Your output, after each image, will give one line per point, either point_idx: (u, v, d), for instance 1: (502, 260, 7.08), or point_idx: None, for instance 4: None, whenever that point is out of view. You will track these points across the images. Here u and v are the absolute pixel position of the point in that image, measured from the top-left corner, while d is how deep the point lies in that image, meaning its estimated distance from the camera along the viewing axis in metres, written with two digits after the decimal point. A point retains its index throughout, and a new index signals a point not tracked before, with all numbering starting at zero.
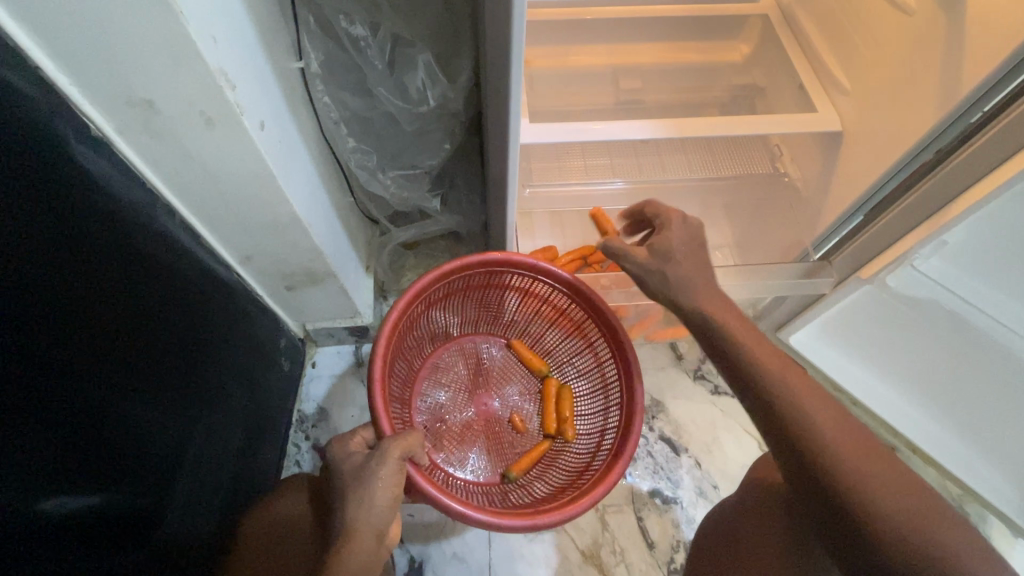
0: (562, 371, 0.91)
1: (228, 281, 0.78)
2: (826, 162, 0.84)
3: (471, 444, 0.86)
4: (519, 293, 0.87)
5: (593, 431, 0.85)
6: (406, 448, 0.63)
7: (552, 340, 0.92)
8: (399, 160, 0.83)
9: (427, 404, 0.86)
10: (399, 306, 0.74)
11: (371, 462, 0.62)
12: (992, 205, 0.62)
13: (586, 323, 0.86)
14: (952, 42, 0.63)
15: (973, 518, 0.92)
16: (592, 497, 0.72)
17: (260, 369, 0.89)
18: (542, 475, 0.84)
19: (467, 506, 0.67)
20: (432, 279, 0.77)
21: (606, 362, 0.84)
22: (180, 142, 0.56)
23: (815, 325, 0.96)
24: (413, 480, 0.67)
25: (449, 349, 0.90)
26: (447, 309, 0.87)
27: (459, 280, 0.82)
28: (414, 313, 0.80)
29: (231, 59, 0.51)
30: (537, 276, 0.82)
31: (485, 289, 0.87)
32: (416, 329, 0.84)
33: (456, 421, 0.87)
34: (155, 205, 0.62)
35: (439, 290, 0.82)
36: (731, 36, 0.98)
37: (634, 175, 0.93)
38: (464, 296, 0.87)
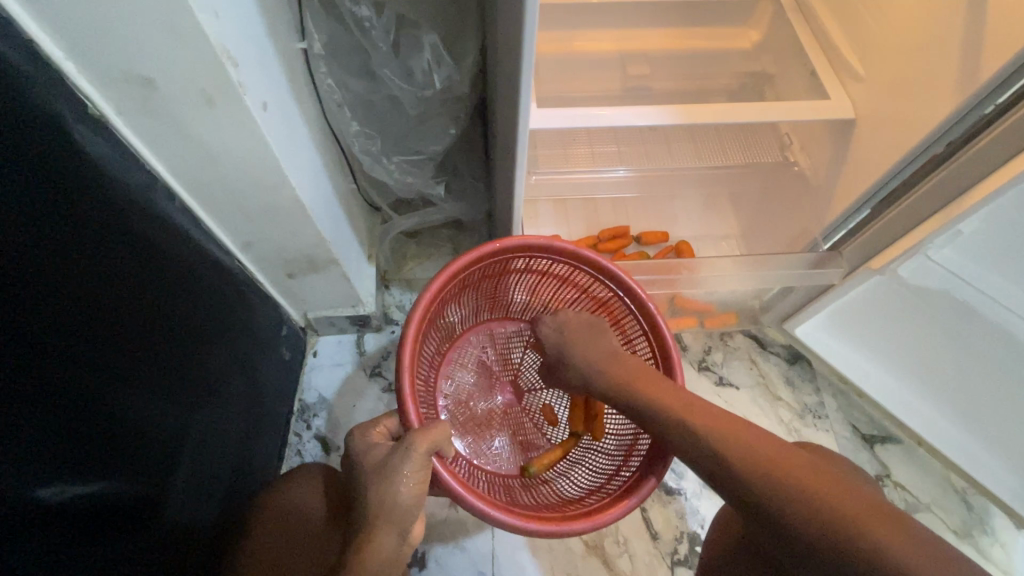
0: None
1: (229, 268, 0.76)
2: (837, 150, 0.82)
3: (495, 431, 0.87)
4: (554, 281, 0.85)
5: (622, 432, 0.83)
6: (433, 444, 0.61)
7: None
8: (403, 145, 0.81)
9: (453, 390, 0.87)
10: (431, 292, 0.72)
11: (395, 457, 0.61)
12: (1011, 194, 0.61)
13: (626, 320, 0.83)
14: (973, 27, 0.61)
15: (976, 510, 0.92)
16: (622, 507, 0.70)
17: (260, 358, 0.88)
18: (568, 472, 0.83)
19: (491, 506, 0.66)
20: (465, 266, 0.75)
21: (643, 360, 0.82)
22: (181, 121, 0.54)
23: (822, 316, 0.95)
24: (437, 474, 0.66)
25: (477, 334, 0.90)
26: (478, 294, 0.86)
27: (489, 266, 0.80)
28: (446, 297, 0.78)
29: (234, 36, 0.49)
30: (570, 264, 0.80)
31: (520, 275, 0.85)
32: (445, 312, 0.82)
33: (480, 407, 0.88)
34: (154, 188, 0.60)
35: (472, 275, 0.80)
36: (741, 20, 0.96)
37: (641, 162, 0.92)
38: (497, 283, 0.85)
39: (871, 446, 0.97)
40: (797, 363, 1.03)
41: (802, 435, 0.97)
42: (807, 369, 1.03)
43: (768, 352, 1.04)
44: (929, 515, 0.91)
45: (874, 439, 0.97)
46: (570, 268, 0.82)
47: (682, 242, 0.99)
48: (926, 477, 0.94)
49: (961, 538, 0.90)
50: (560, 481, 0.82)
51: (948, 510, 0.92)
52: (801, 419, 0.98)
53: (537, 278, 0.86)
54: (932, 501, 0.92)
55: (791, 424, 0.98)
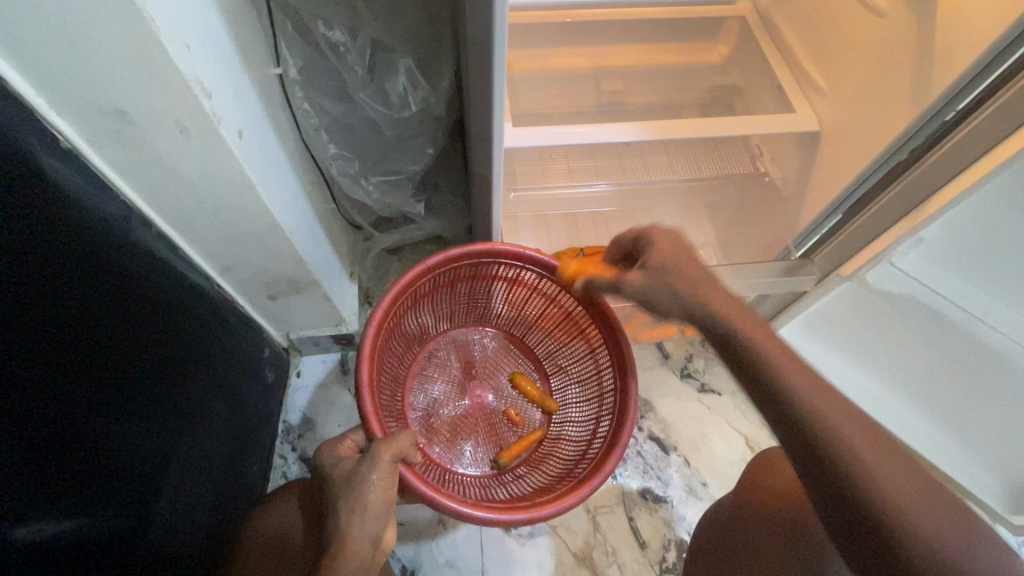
0: (555, 360, 0.91)
1: (208, 293, 0.76)
2: (805, 161, 0.85)
3: (466, 437, 0.86)
4: (509, 283, 0.86)
5: (586, 422, 0.84)
6: (398, 450, 0.62)
7: (544, 331, 0.91)
8: (381, 166, 0.82)
9: (421, 401, 0.87)
10: (387, 300, 0.72)
11: (361, 466, 0.61)
12: (968, 201, 0.64)
13: (580, 309, 0.84)
14: (926, 42, 0.64)
15: None
16: (589, 487, 0.71)
17: (243, 381, 0.88)
18: (541, 465, 0.84)
19: (463, 503, 0.66)
20: (418, 272, 0.76)
21: (600, 349, 0.83)
22: (154, 151, 0.54)
23: (799, 321, 0.98)
24: (407, 481, 0.66)
25: (440, 343, 0.90)
26: (436, 303, 0.87)
27: (448, 271, 0.81)
28: (402, 308, 0.79)
29: (207, 67, 0.50)
30: (525, 264, 0.81)
31: (476, 280, 0.86)
32: (406, 324, 0.83)
33: (450, 415, 0.87)
34: (130, 217, 0.60)
35: (427, 284, 0.81)
36: (710, 37, 0.99)
37: (618, 177, 0.94)
38: (453, 291, 0.86)
39: None
40: None
41: None
42: None
43: None
44: None
45: None
46: (525, 270, 0.83)
47: (662, 253, 1.01)
48: None
49: None
50: (535, 474, 0.83)
51: None
52: None
53: (491, 283, 0.87)
54: None
55: None
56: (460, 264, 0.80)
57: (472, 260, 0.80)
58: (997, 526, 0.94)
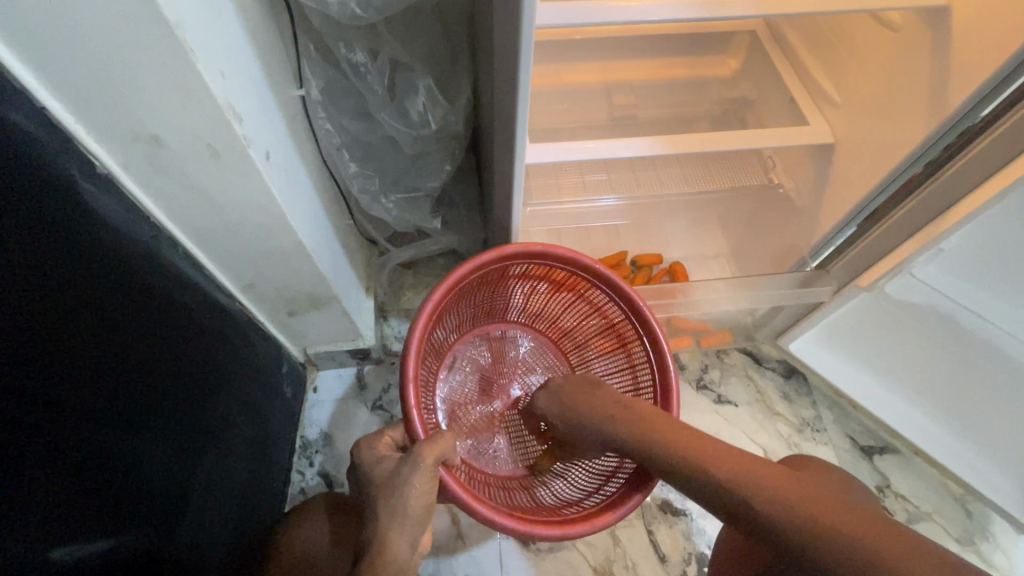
0: (590, 367, 0.91)
1: (231, 311, 0.77)
2: (818, 172, 0.85)
3: (493, 432, 0.87)
4: (550, 286, 0.87)
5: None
6: (440, 454, 0.61)
7: (580, 338, 0.91)
8: (401, 183, 0.83)
9: (451, 392, 0.87)
10: (433, 301, 0.72)
11: (403, 469, 0.60)
12: (990, 212, 0.64)
13: (620, 320, 0.84)
14: (939, 55, 0.64)
15: (975, 516, 0.94)
16: (623, 507, 0.71)
17: (262, 397, 0.88)
18: (565, 473, 0.83)
19: (495, 511, 0.66)
20: (468, 273, 0.75)
21: (641, 363, 0.83)
22: (185, 173, 0.55)
23: (814, 332, 0.98)
24: (446, 483, 0.65)
25: (475, 338, 0.91)
26: (476, 302, 0.87)
27: (492, 272, 0.80)
28: (446, 307, 0.79)
29: (238, 91, 0.51)
30: (569, 271, 0.81)
31: (517, 282, 0.85)
32: (446, 319, 0.83)
33: (478, 408, 0.88)
34: (159, 238, 0.61)
35: (470, 285, 0.80)
36: (720, 50, 1.00)
37: (631, 189, 0.96)
38: (495, 290, 0.86)
39: (870, 458, 0.99)
40: (792, 378, 1.06)
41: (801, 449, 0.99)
42: (802, 383, 1.05)
43: (763, 368, 1.07)
44: (931, 524, 0.93)
45: (872, 450, 0.99)
46: (568, 275, 0.83)
47: (676, 264, 1.01)
48: (926, 487, 0.96)
49: (963, 546, 0.92)
50: (558, 482, 0.82)
51: (949, 519, 0.94)
52: (800, 433, 1.01)
53: (532, 285, 0.87)
54: (933, 509, 0.94)
55: (790, 438, 1.00)
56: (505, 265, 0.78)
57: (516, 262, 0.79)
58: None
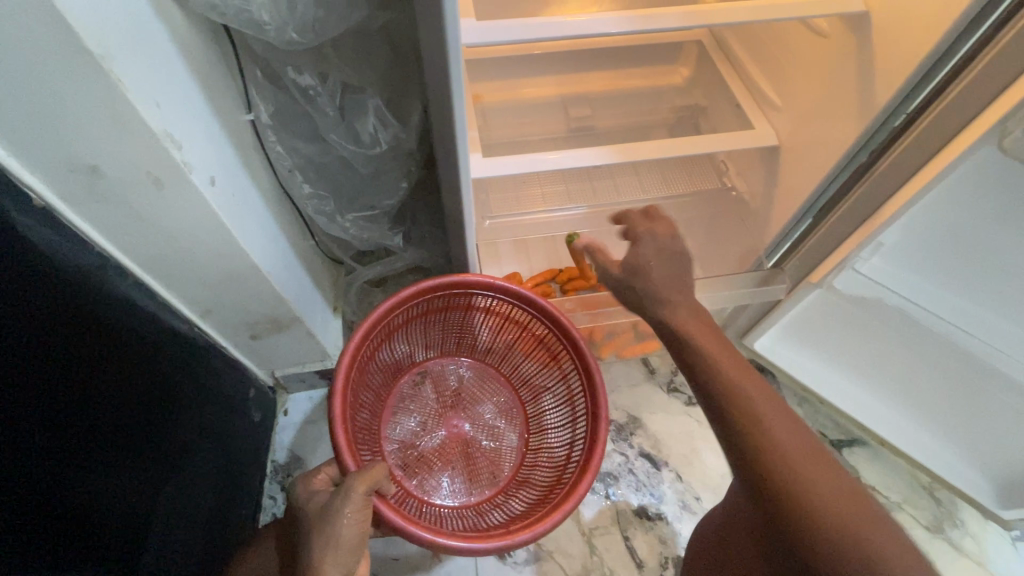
0: (532, 390, 0.90)
1: (189, 337, 0.76)
2: (768, 174, 0.87)
3: (443, 467, 0.84)
4: (479, 315, 0.88)
5: (560, 449, 0.84)
6: (372, 483, 0.62)
7: (518, 358, 0.91)
8: (357, 202, 0.83)
9: (397, 433, 0.85)
10: (356, 339, 0.74)
11: (335, 500, 0.60)
12: (921, 204, 0.67)
13: (550, 338, 0.86)
14: (864, 58, 0.67)
15: (944, 503, 0.95)
16: (561, 511, 0.72)
17: (227, 423, 0.86)
18: (516, 493, 0.84)
19: (438, 533, 0.66)
20: (389, 308, 0.77)
21: (571, 374, 0.85)
22: (127, 202, 0.55)
23: (778, 330, 0.99)
24: (380, 512, 0.66)
25: (414, 374, 0.89)
26: (408, 336, 0.87)
27: (417, 306, 0.82)
28: (373, 344, 0.80)
29: (176, 119, 0.51)
30: (494, 295, 0.83)
31: (444, 314, 0.87)
32: (379, 357, 0.83)
33: (427, 445, 0.85)
34: (106, 267, 0.61)
35: (396, 319, 0.82)
36: (671, 60, 1.03)
37: (590, 200, 0.95)
38: (426, 323, 0.87)
39: (839, 451, 1.00)
40: (761, 376, 1.07)
41: None
42: (771, 381, 1.07)
43: None
44: (901, 514, 0.94)
45: (841, 443, 1.01)
46: (494, 300, 0.85)
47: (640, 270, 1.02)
48: (895, 477, 0.98)
49: (933, 534, 0.93)
50: (510, 501, 0.83)
51: (918, 508, 0.95)
52: None
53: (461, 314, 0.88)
54: (902, 500, 0.96)
55: None
56: (428, 297, 0.81)
57: (440, 294, 0.82)
58: (991, 523, 0.95)
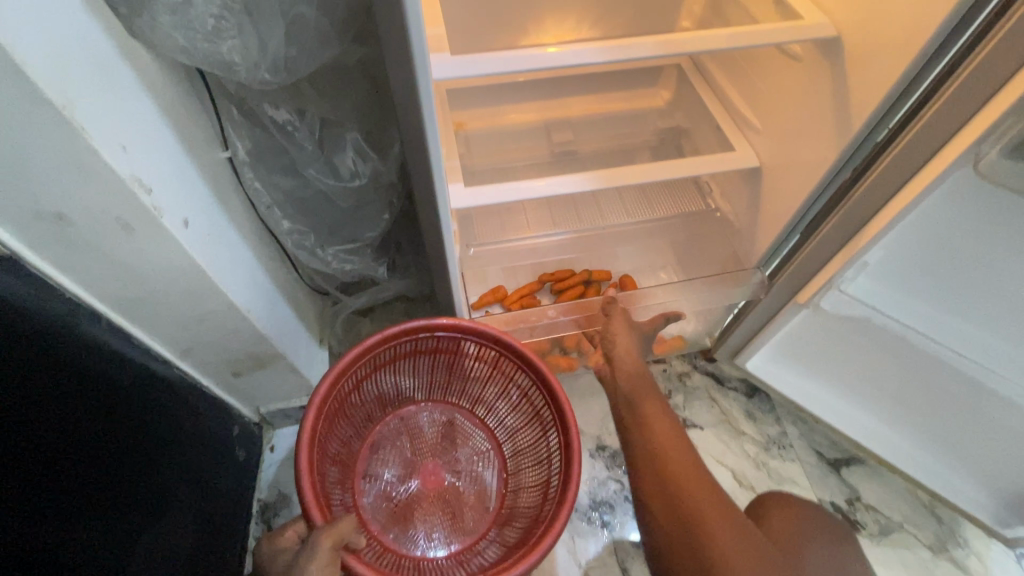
0: (507, 430, 0.89)
1: (168, 379, 0.74)
2: (750, 195, 0.88)
3: (421, 517, 0.82)
4: (448, 358, 0.86)
5: (537, 489, 0.82)
6: (340, 537, 0.59)
7: (492, 399, 0.89)
8: (339, 235, 0.83)
9: (373, 485, 0.83)
10: (322, 390, 0.71)
11: (300, 557, 0.58)
12: (904, 222, 0.67)
13: (521, 377, 0.84)
14: (838, 80, 0.67)
15: (946, 522, 0.94)
16: (537, 554, 0.69)
17: (210, 464, 0.84)
18: (497, 538, 0.82)
19: None
20: (354, 356, 0.75)
21: (544, 411, 0.83)
22: (97, 248, 0.54)
23: (768, 349, 0.98)
24: (350, 568, 0.63)
25: (388, 424, 0.87)
26: (379, 385, 0.85)
27: (383, 352, 0.81)
28: (341, 394, 0.78)
29: (145, 163, 0.51)
30: (463, 335, 0.82)
31: (413, 358, 0.85)
32: (348, 408, 0.81)
33: (403, 496, 0.83)
34: (76, 313, 0.59)
35: (364, 367, 0.80)
36: (652, 82, 1.04)
37: (577, 225, 0.94)
38: (394, 369, 0.85)
39: (837, 470, 0.99)
40: (755, 396, 1.06)
41: (770, 468, 0.99)
42: (765, 400, 1.06)
43: (726, 389, 1.07)
44: (903, 534, 0.93)
45: (839, 462, 0.99)
46: (462, 341, 0.83)
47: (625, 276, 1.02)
48: (895, 496, 0.96)
49: (936, 554, 0.91)
50: (490, 546, 0.80)
51: (920, 527, 0.93)
52: (767, 451, 1.00)
53: (431, 358, 0.86)
54: (903, 520, 0.94)
55: (757, 458, 1.00)
56: (394, 342, 0.79)
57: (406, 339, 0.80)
58: (995, 541, 0.93)
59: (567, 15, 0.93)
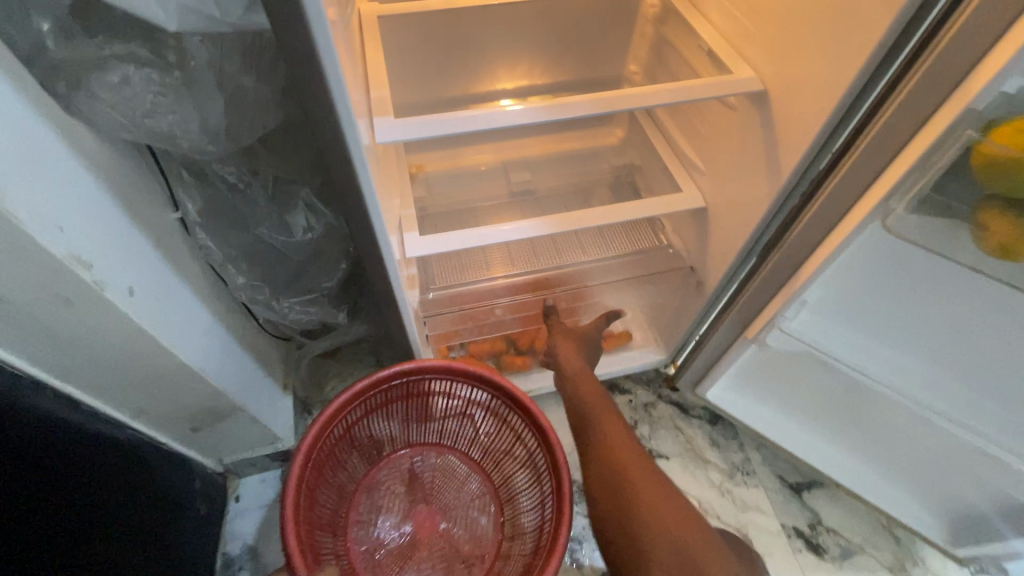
0: (504, 472, 0.89)
1: (123, 442, 0.73)
2: (699, 232, 0.91)
3: (416, 568, 0.81)
4: (441, 399, 0.88)
5: (532, 533, 0.82)
6: None
7: (487, 440, 0.90)
8: (296, 286, 0.83)
9: (367, 534, 0.82)
10: (308, 438, 0.75)
11: None
12: (835, 264, 0.69)
13: (511, 415, 0.86)
14: (768, 130, 0.71)
15: (904, 542, 0.97)
16: None
17: (170, 523, 0.83)
18: None
19: None
20: (342, 403, 0.79)
21: (536, 450, 0.85)
22: (39, 324, 0.53)
23: (727, 379, 1.00)
24: None
25: (383, 469, 0.87)
26: (371, 429, 0.87)
27: (373, 397, 0.84)
28: (330, 442, 0.80)
29: (86, 241, 0.51)
30: (451, 377, 0.85)
31: (406, 401, 0.87)
32: (340, 454, 0.83)
33: (398, 545, 0.82)
34: (24, 389, 0.58)
35: (353, 413, 0.83)
36: (605, 123, 1.08)
37: (531, 266, 0.96)
38: (387, 413, 0.87)
39: (799, 495, 1.01)
40: (718, 423, 1.09)
41: (734, 496, 1.01)
42: (728, 427, 1.08)
43: (690, 417, 1.10)
44: (864, 556, 0.95)
45: (801, 486, 1.02)
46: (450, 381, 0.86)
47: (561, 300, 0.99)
48: (856, 518, 0.99)
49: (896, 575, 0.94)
50: None
51: (879, 549, 0.96)
52: (731, 479, 1.02)
53: (424, 401, 0.88)
54: (864, 541, 0.96)
55: (722, 486, 1.02)
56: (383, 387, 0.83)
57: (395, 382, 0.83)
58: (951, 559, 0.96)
59: (517, 61, 0.96)
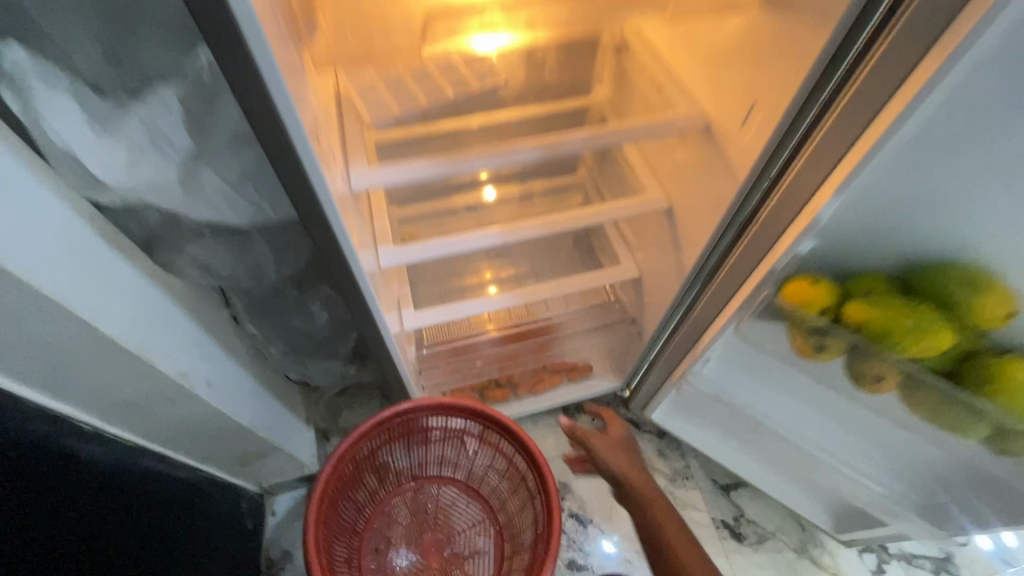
0: (499, 491, 1.11)
1: (196, 481, 0.95)
2: (638, 292, 1.13)
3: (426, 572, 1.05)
4: (441, 432, 1.10)
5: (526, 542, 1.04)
6: None
7: (483, 465, 1.12)
8: (317, 350, 1.05)
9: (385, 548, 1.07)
10: (324, 475, 0.96)
11: None
12: (730, 334, 0.88)
13: (502, 443, 1.08)
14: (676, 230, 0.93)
15: (807, 527, 1.22)
16: None
17: (224, 534, 1.06)
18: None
19: None
20: (350, 444, 1.00)
21: (526, 473, 1.06)
22: (147, 412, 0.75)
23: (670, 403, 1.19)
24: None
25: (398, 494, 1.11)
26: (382, 460, 1.09)
27: (379, 436, 1.06)
28: (345, 474, 1.03)
29: (180, 357, 0.73)
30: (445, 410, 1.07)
31: (412, 436, 1.10)
32: (357, 483, 1.06)
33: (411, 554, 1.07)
34: (138, 455, 0.79)
35: (363, 451, 1.05)
36: None
37: (506, 321, 1.17)
38: (395, 446, 1.10)
39: (727, 493, 1.26)
40: (664, 436, 1.33)
41: (675, 496, 1.26)
42: (673, 439, 1.33)
43: (642, 432, 1.34)
44: (775, 540, 1.21)
45: (729, 486, 1.26)
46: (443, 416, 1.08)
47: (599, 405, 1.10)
48: (771, 510, 1.24)
49: (799, 554, 1.19)
50: None
51: (788, 535, 1.21)
52: (673, 482, 1.27)
53: (427, 435, 1.11)
54: (776, 529, 1.22)
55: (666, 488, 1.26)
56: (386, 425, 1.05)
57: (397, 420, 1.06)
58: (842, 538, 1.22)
59: None
